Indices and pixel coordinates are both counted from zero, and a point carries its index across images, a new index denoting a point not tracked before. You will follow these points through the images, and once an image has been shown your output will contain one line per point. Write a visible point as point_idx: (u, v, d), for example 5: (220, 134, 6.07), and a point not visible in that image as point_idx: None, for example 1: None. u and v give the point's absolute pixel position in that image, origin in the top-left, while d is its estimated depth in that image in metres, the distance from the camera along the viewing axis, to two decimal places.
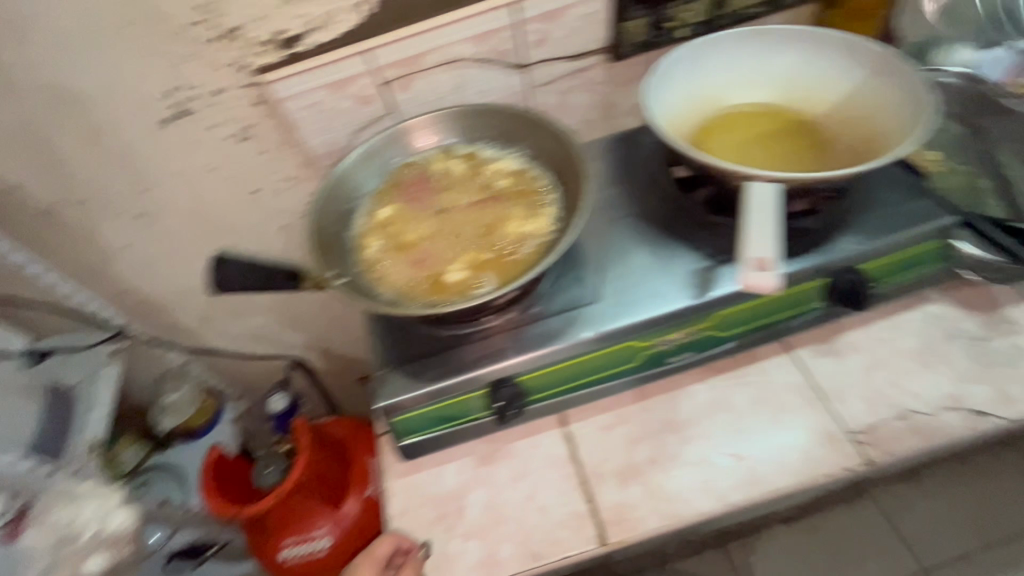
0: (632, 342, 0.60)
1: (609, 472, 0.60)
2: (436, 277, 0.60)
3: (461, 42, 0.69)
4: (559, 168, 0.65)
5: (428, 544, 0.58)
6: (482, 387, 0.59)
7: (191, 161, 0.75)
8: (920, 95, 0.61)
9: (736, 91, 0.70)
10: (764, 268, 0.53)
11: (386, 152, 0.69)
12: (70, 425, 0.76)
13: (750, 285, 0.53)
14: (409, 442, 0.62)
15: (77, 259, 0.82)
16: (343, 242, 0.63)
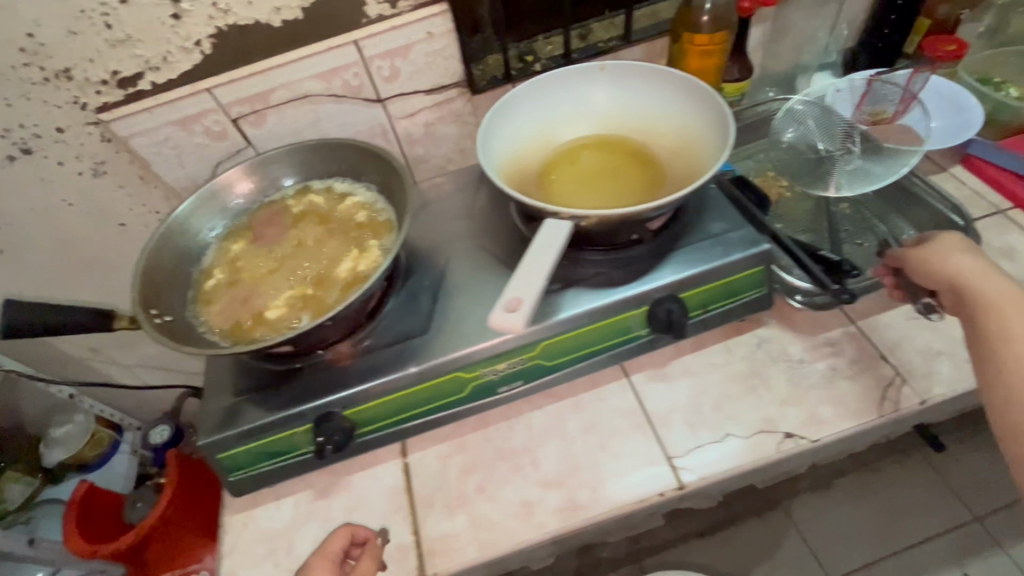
0: (457, 373, 0.61)
1: (438, 503, 0.61)
2: (259, 316, 0.61)
3: (308, 79, 0.71)
4: (397, 201, 0.67)
5: (385, 532, 0.59)
6: (308, 422, 0.60)
7: (47, 197, 0.74)
8: (724, 129, 0.64)
9: (582, 124, 0.74)
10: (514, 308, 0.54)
11: (229, 194, 0.70)
12: None
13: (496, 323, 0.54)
14: (241, 478, 0.62)
15: None
16: (177, 281, 0.63)
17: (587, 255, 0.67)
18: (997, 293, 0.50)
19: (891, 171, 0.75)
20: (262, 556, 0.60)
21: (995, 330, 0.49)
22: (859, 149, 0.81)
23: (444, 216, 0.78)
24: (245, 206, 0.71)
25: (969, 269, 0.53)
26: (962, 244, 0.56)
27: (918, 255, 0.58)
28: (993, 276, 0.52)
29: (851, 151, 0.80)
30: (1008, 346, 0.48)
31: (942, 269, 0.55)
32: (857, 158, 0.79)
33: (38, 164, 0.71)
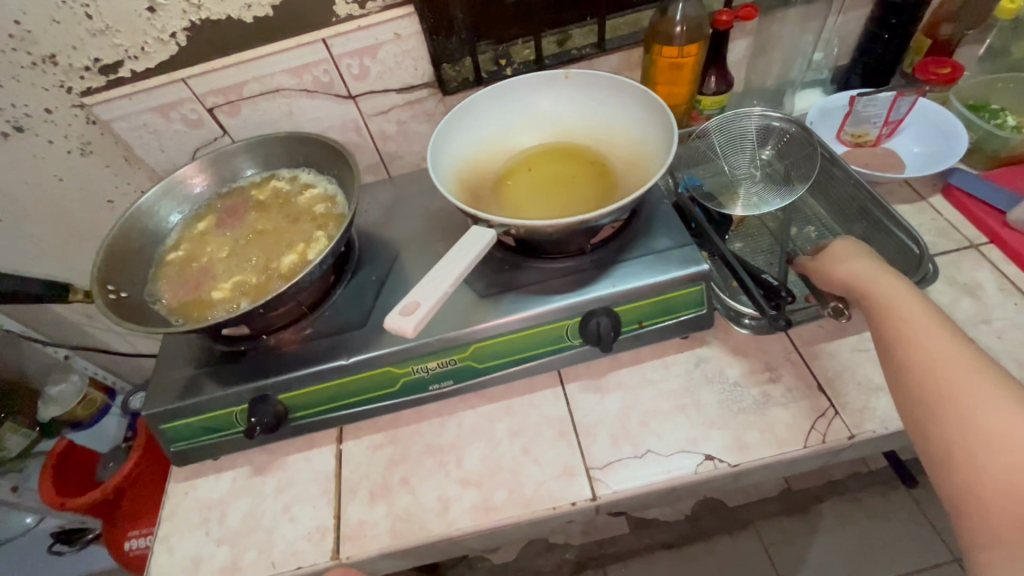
0: (388, 368, 0.63)
1: (363, 490, 0.64)
2: (207, 298, 0.64)
3: (279, 73, 0.74)
4: (352, 196, 0.69)
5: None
6: (245, 402, 0.63)
7: (39, 173, 0.79)
8: (668, 142, 0.65)
9: (544, 132, 0.75)
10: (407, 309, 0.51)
11: (192, 182, 0.73)
12: None
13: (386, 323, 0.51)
14: (184, 449, 0.66)
15: None
16: (139, 259, 0.67)
17: (529, 261, 0.68)
18: (887, 290, 0.53)
19: (786, 197, 0.75)
20: (196, 525, 0.64)
21: (888, 324, 0.51)
22: (761, 175, 0.81)
23: (406, 213, 0.80)
24: (207, 196, 0.74)
25: (857, 270, 0.56)
26: (857, 248, 0.59)
27: (820, 262, 0.61)
28: (883, 274, 0.55)
29: (753, 176, 0.80)
30: (898, 336, 0.49)
31: (840, 275, 0.58)
32: (758, 182, 0.80)
33: (29, 141, 0.76)
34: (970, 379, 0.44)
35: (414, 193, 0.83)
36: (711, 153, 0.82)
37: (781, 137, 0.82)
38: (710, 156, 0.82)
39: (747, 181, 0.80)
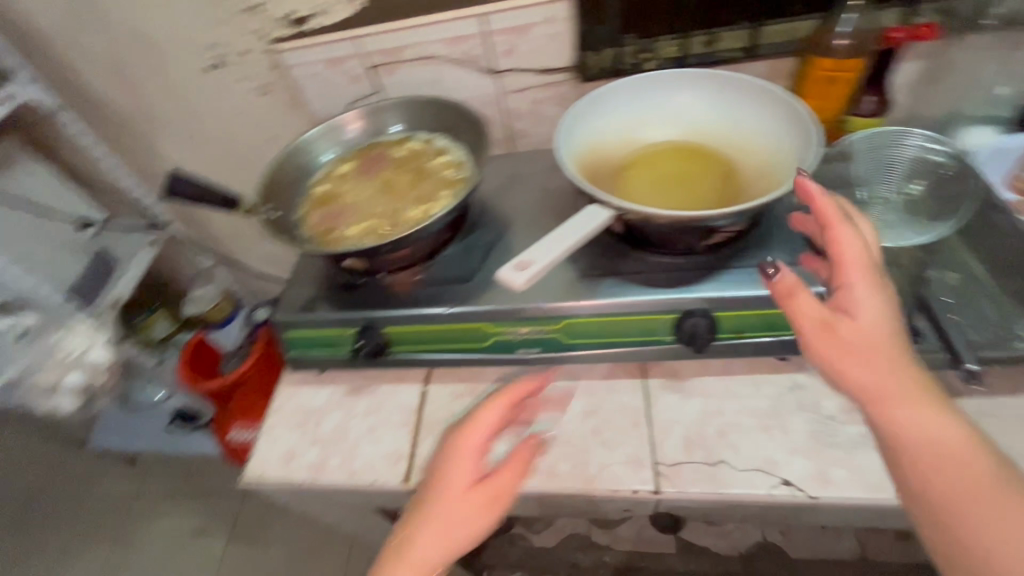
0: (482, 324, 0.68)
1: (438, 431, 0.69)
2: (341, 230, 0.73)
3: (436, 42, 0.80)
4: (479, 162, 0.74)
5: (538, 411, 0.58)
6: (354, 328, 0.71)
7: (226, 104, 0.93)
8: (802, 157, 0.64)
9: (675, 130, 0.75)
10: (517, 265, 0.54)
11: (346, 129, 0.82)
12: (106, 284, 1.00)
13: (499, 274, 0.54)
14: (297, 357, 0.75)
15: (143, 162, 1.04)
16: (293, 187, 0.77)
17: (634, 251, 0.69)
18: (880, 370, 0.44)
19: (925, 233, 0.71)
20: (295, 424, 0.73)
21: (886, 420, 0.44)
22: (900, 201, 0.75)
23: (523, 188, 0.84)
24: (356, 143, 0.82)
25: (867, 362, 0.44)
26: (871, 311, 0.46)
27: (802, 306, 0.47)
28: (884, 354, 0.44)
29: (891, 202, 0.75)
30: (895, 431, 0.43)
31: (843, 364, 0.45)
32: (895, 210, 0.75)
33: (225, 77, 0.89)
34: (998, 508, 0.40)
35: (533, 170, 0.87)
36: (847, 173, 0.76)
37: (935, 169, 0.75)
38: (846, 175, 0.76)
39: (882, 206, 0.75)
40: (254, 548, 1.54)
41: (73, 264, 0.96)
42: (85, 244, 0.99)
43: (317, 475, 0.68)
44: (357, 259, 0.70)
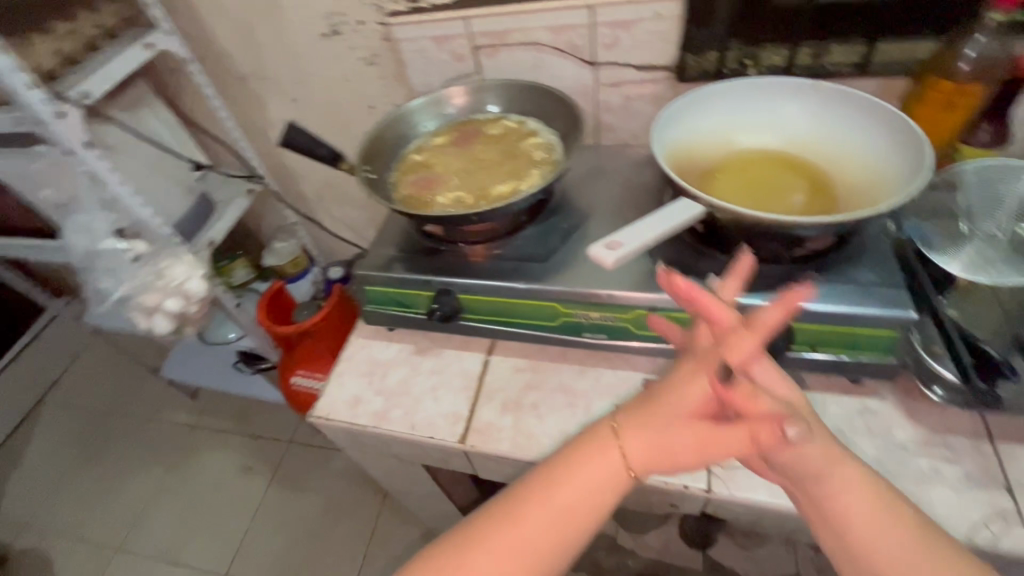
0: (554, 304, 0.70)
1: (497, 399, 0.72)
2: (431, 197, 0.77)
3: (542, 29, 0.82)
4: (570, 148, 0.76)
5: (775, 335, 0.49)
6: (431, 290, 0.74)
7: (334, 71, 0.99)
8: (905, 175, 0.63)
9: (771, 137, 0.75)
10: (609, 245, 0.57)
11: (447, 103, 0.85)
12: (206, 223, 1.09)
13: (590, 251, 0.57)
14: (372, 311, 0.80)
15: (250, 117, 1.12)
16: (389, 152, 0.82)
17: (714, 252, 0.69)
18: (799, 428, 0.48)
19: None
20: (363, 373, 0.78)
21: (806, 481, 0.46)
22: (1007, 240, 0.69)
23: (606, 180, 0.85)
24: (453, 117, 0.86)
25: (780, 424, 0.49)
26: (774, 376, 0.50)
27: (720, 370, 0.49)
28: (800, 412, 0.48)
29: (996, 238, 0.69)
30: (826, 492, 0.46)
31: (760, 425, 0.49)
32: (997, 248, 0.69)
33: (338, 44, 0.95)
34: (906, 546, 0.45)
35: (617, 163, 0.88)
36: (951, 203, 0.72)
37: None
38: (950, 205, 0.72)
39: (983, 242, 0.69)
40: (292, 492, 1.64)
41: (183, 201, 1.05)
42: (194, 184, 1.08)
43: (379, 422, 0.72)
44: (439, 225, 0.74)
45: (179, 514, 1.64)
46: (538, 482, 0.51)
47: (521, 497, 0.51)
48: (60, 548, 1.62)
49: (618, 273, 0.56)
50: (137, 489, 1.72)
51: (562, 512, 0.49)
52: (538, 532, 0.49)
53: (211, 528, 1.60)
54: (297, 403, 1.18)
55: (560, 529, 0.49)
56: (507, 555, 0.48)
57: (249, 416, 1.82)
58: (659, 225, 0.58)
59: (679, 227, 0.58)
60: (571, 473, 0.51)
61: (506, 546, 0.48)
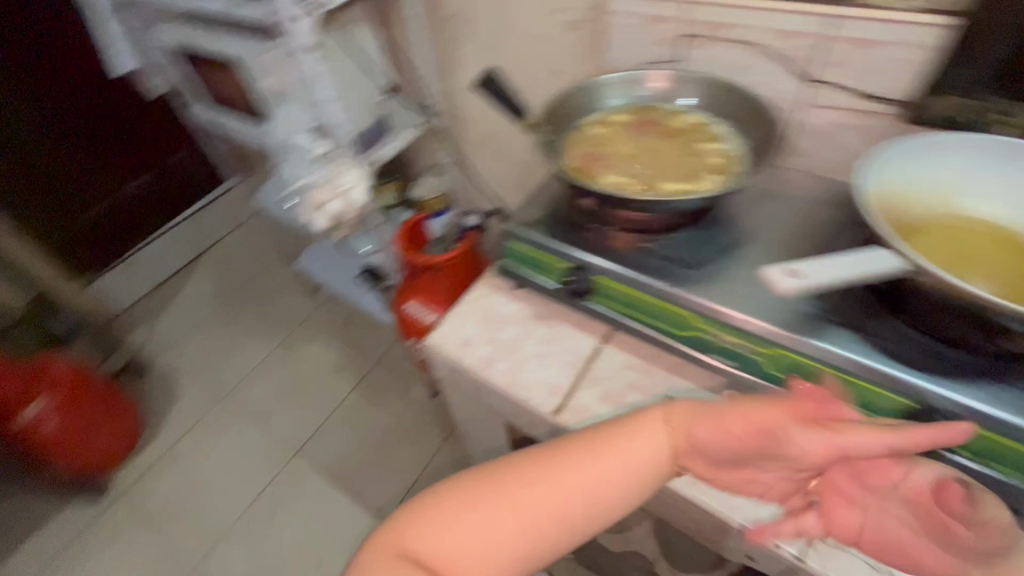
0: (690, 314, 0.66)
1: (600, 388, 0.71)
2: (597, 173, 0.76)
3: (766, 30, 0.77)
4: (758, 162, 0.71)
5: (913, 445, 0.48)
6: (569, 263, 0.74)
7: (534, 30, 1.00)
8: None
9: (1004, 210, 0.64)
10: (787, 272, 0.54)
11: (641, 85, 0.83)
12: (376, 145, 1.17)
13: (764, 271, 0.55)
14: (506, 265, 0.82)
15: (443, 56, 1.18)
16: (569, 119, 0.82)
17: (890, 317, 0.61)
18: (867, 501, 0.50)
19: None
20: (480, 319, 0.81)
21: None
22: None
23: (782, 204, 0.79)
24: (644, 100, 0.84)
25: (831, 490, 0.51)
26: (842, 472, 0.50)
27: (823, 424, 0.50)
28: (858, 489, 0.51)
29: None
30: None
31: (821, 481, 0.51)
32: None
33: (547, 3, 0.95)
34: None
35: (800, 191, 0.81)
36: None
37: None
38: None
39: None
40: (370, 402, 1.78)
41: (364, 118, 1.12)
42: (376, 106, 1.16)
43: (483, 369, 0.75)
44: (593, 201, 0.73)
45: (276, 385, 1.87)
46: (586, 445, 0.55)
47: (558, 450, 0.56)
48: (183, 377, 1.93)
49: (788, 299, 0.53)
50: (251, 352, 1.97)
51: (602, 476, 0.53)
52: (577, 488, 0.53)
53: (297, 407, 1.80)
54: (411, 330, 1.26)
55: (597, 488, 0.53)
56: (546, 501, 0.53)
57: (353, 324, 2.00)
58: (847, 268, 0.54)
59: (871, 277, 0.53)
60: (613, 449, 0.54)
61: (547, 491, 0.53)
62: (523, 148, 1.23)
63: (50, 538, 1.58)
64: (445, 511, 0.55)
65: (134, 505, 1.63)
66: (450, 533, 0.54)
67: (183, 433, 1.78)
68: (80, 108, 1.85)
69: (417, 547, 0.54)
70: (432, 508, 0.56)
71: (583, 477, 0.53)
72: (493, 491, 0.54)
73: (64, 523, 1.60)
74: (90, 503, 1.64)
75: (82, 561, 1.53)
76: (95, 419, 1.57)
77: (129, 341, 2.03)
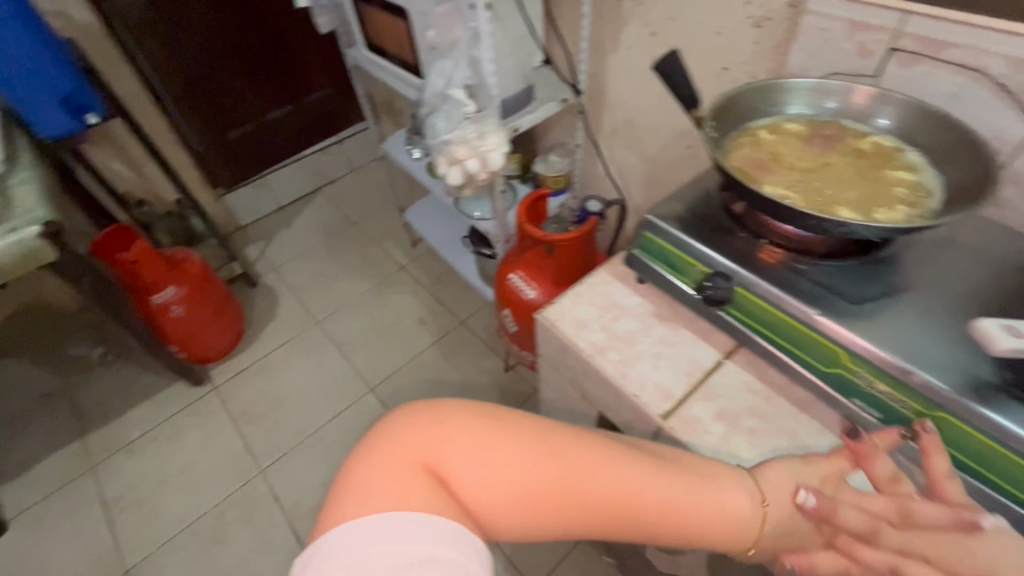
0: (838, 350, 0.61)
1: (714, 403, 0.68)
2: (762, 179, 0.71)
3: (999, 57, 0.67)
4: (957, 202, 0.63)
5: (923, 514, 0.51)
6: (710, 268, 0.70)
7: (712, 20, 0.95)
8: None
9: None
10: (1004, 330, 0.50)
11: (830, 96, 0.76)
12: (517, 112, 1.16)
13: (976, 325, 0.51)
14: (636, 255, 0.79)
15: (604, 35, 1.15)
16: (739, 118, 0.77)
17: None
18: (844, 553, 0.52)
19: None
20: (598, 305, 0.80)
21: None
22: None
23: (964, 253, 0.70)
24: (827, 114, 0.77)
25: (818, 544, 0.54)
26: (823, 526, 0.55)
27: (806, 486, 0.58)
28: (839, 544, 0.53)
29: None
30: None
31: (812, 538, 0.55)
32: None
33: None
34: None
35: (988, 243, 0.71)
36: None
37: None
38: None
39: None
40: (445, 360, 1.84)
41: (513, 84, 1.12)
42: (525, 73, 1.15)
43: (594, 355, 0.74)
44: (746, 203, 0.70)
45: (363, 323, 1.97)
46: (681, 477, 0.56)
47: (632, 457, 0.55)
48: (285, 297, 2.09)
49: (1000, 356, 0.50)
50: (348, 288, 2.09)
51: (678, 510, 0.54)
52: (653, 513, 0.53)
53: (379, 348, 1.89)
54: (510, 304, 1.26)
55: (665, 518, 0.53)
56: (619, 508, 0.52)
57: (444, 283, 2.06)
58: None
59: None
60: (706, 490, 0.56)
61: (627, 501, 0.53)
62: (662, 142, 1.19)
63: (153, 409, 1.78)
64: (495, 446, 0.51)
65: (225, 399, 1.79)
66: (499, 473, 0.50)
67: (277, 347, 1.93)
68: (249, 35, 1.99)
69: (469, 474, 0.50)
70: (491, 439, 0.51)
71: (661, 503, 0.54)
72: (572, 460, 0.52)
73: (168, 399, 1.80)
74: (190, 386, 1.83)
75: (176, 435, 1.71)
76: (206, 317, 1.73)
77: (245, 254, 2.22)
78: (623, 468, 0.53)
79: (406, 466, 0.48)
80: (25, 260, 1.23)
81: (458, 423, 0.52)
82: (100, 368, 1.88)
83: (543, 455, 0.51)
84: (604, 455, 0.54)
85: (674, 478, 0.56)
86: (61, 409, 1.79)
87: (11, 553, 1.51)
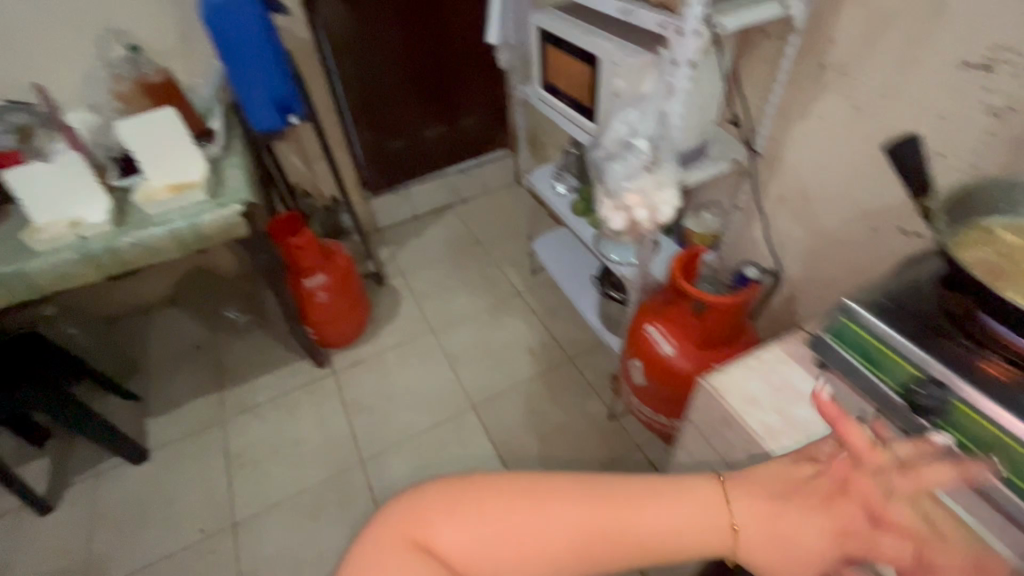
0: None
1: None
2: (1001, 285, 0.63)
3: None
4: None
5: None
6: (923, 374, 0.63)
7: (935, 103, 0.88)
8: None
9: None
10: None
11: None
12: (690, 167, 1.15)
13: None
14: (826, 339, 0.74)
15: (793, 102, 1.11)
16: (973, 213, 0.70)
17: None
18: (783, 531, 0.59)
19: None
20: (770, 384, 0.76)
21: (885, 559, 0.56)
22: None
23: None
24: None
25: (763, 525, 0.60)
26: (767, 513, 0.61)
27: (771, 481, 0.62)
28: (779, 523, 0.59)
29: None
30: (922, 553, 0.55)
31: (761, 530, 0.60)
32: None
33: (973, 79, 0.82)
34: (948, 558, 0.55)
35: None
36: None
37: None
38: None
39: None
40: (548, 393, 1.84)
41: (693, 140, 1.11)
42: (705, 131, 1.14)
43: (765, 438, 0.70)
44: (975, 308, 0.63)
45: (474, 340, 2.03)
46: (642, 502, 0.60)
47: (592, 493, 0.61)
48: (407, 300, 2.21)
49: None
50: (464, 303, 2.18)
51: (645, 538, 0.59)
52: (620, 542, 0.59)
53: (485, 368, 1.93)
54: (643, 357, 1.23)
55: (635, 543, 0.59)
56: (587, 535, 0.59)
57: (556, 317, 2.07)
58: None
59: None
60: (667, 513, 0.60)
61: (590, 529, 0.59)
62: (837, 218, 1.11)
63: (279, 379, 1.95)
64: (472, 512, 0.60)
65: (341, 384, 1.92)
66: (469, 533, 0.60)
67: (392, 346, 2.04)
68: (426, 60, 2.18)
69: (441, 540, 0.60)
70: (459, 507, 0.61)
71: (630, 528, 0.59)
72: (530, 507, 0.60)
73: (293, 373, 1.97)
74: (313, 366, 1.98)
75: (293, 409, 1.86)
76: (342, 306, 1.88)
77: (379, 254, 2.40)
78: (602, 509, 0.60)
79: (394, 544, 0.60)
80: (223, 232, 1.43)
81: (443, 496, 0.62)
82: (243, 334, 2.11)
83: (500, 510, 0.60)
84: (577, 496, 0.61)
85: (640, 507, 0.60)
86: (206, 363, 2.03)
87: (148, 480, 1.71)
